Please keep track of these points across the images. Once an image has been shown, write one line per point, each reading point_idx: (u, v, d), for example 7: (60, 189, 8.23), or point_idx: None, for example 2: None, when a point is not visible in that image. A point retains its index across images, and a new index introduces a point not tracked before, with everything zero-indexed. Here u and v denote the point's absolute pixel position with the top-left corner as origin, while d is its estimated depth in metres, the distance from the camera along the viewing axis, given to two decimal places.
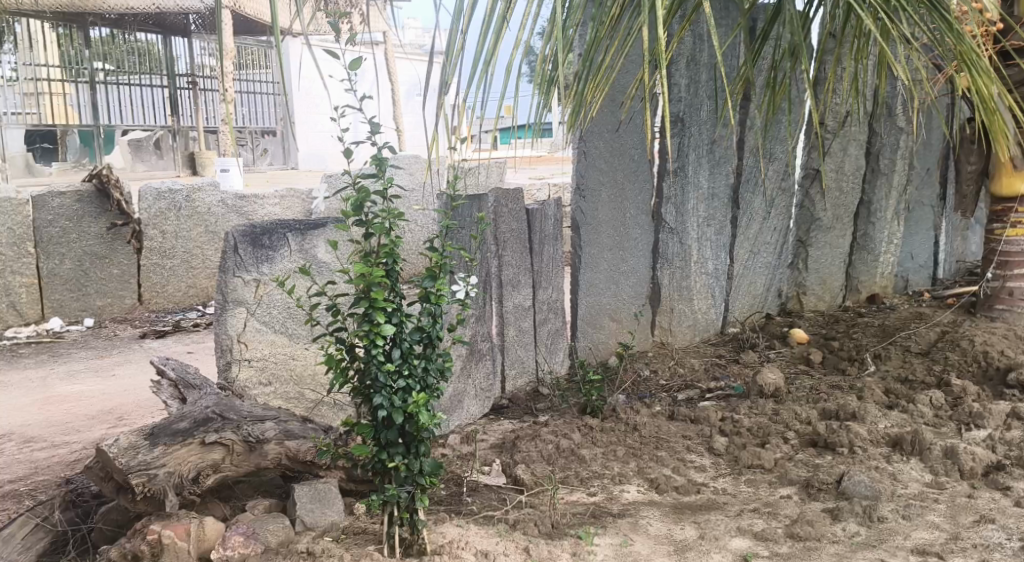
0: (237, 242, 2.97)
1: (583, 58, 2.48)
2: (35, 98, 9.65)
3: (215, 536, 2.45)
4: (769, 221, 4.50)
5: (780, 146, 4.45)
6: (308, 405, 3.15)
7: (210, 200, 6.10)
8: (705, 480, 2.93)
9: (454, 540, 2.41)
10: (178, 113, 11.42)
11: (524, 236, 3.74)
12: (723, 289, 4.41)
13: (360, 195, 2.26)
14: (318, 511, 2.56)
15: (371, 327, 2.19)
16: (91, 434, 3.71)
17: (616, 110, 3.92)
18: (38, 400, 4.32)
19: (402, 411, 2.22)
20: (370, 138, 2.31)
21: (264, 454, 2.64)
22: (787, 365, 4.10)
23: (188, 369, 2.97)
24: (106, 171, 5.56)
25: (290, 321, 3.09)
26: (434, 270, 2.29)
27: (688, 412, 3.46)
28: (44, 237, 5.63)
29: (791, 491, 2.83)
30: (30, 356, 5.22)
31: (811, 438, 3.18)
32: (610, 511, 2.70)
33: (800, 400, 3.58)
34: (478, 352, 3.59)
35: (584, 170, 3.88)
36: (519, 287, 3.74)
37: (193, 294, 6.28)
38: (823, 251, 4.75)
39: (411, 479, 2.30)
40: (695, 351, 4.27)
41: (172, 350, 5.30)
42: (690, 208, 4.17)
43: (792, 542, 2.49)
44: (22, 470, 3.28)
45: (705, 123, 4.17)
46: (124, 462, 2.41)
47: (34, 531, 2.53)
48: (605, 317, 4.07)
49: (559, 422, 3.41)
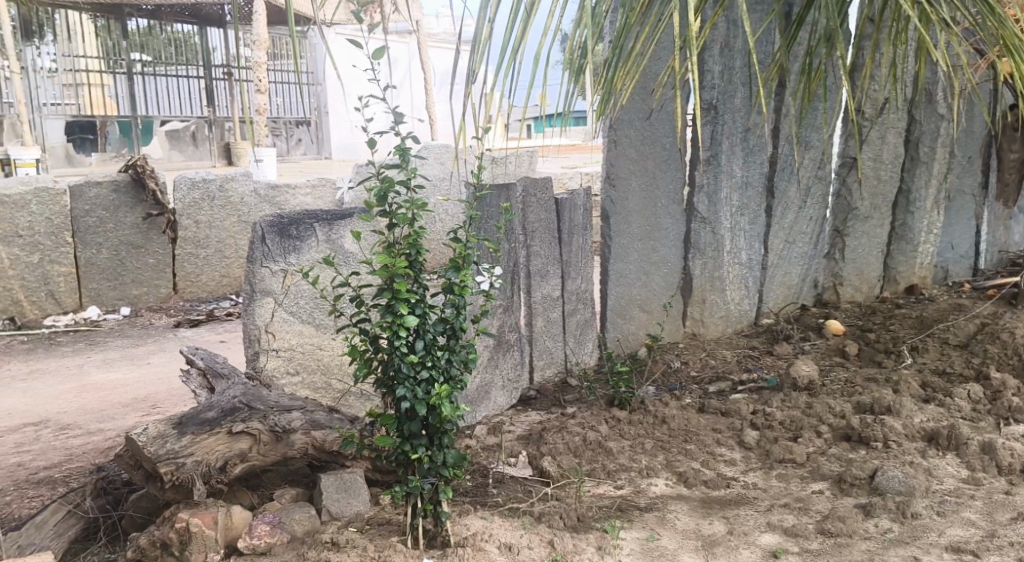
0: (264, 232, 2.97)
1: (612, 44, 2.42)
2: (74, 89, 9.90)
3: (242, 525, 2.47)
4: (805, 210, 4.41)
5: (816, 134, 4.36)
6: (334, 395, 3.18)
7: (243, 190, 6.17)
8: (735, 474, 2.88)
9: (478, 532, 2.40)
10: (216, 105, 11.51)
11: (553, 226, 3.71)
12: (757, 280, 4.34)
13: (384, 185, 2.24)
14: (344, 501, 2.58)
15: (394, 318, 2.18)
16: (125, 422, 3.77)
17: (647, 97, 3.87)
18: (74, 388, 4.40)
19: (425, 402, 2.21)
20: (393, 128, 2.29)
21: (291, 444, 2.65)
22: (821, 357, 4.02)
23: (217, 359, 3.00)
24: (141, 162, 5.63)
25: (317, 311, 3.10)
26: (458, 262, 2.27)
27: (719, 405, 3.41)
28: (81, 227, 5.71)
29: (823, 486, 2.77)
30: (68, 344, 5.32)
31: (844, 432, 3.11)
32: (637, 504, 2.67)
33: (834, 393, 3.51)
34: (505, 343, 3.57)
35: (613, 159, 3.85)
36: (548, 277, 3.70)
37: (227, 283, 6.39)
38: (860, 241, 4.64)
39: (434, 471, 2.29)
40: (727, 342, 4.21)
41: (205, 338, 5.37)
42: (723, 197, 4.09)
43: (823, 538, 2.44)
44: (57, 457, 3.34)
45: (739, 110, 4.09)
46: (152, 451, 2.44)
47: (66, 519, 2.58)
48: (635, 307, 4.04)
49: (587, 414, 3.38)
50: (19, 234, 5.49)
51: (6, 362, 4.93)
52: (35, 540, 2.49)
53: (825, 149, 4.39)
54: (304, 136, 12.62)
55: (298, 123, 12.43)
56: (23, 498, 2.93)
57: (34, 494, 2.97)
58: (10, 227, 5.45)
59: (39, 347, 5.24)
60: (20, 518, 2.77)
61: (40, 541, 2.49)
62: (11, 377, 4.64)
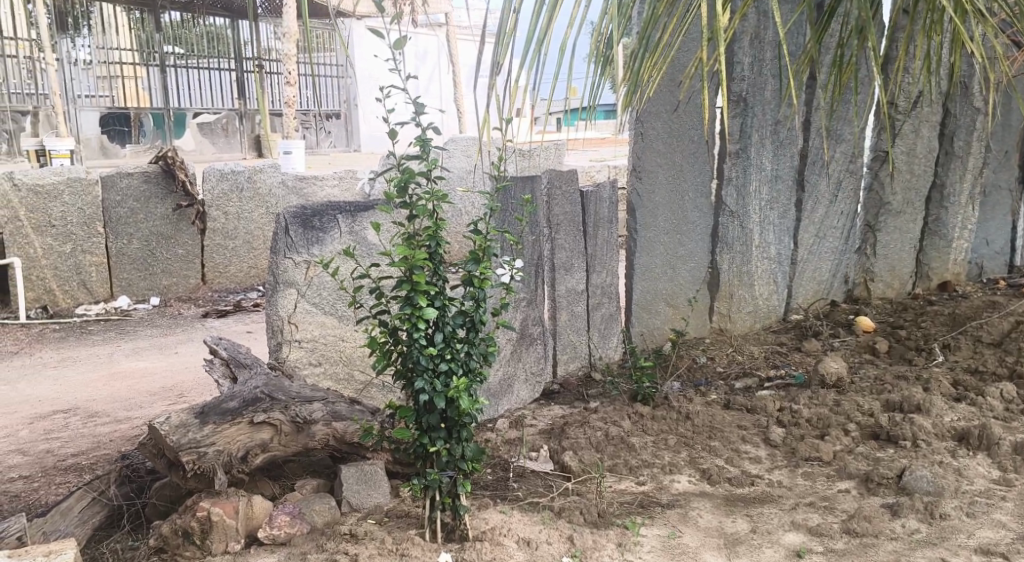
0: (288, 223, 2.98)
1: (639, 35, 2.38)
2: (108, 81, 9.98)
3: (263, 514, 2.49)
4: (835, 205, 4.31)
5: (847, 127, 4.27)
6: (357, 386, 3.17)
7: (271, 182, 6.26)
8: (760, 472, 2.84)
9: (497, 527, 2.38)
10: (246, 97, 11.64)
11: (578, 219, 3.67)
12: (786, 275, 4.26)
13: (405, 176, 2.23)
14: (364, 493, 2.59)
15: (414, 310, 2.16)
16: (152, 411, 3.81)
17: (675, 89, 3.82)
18: (103, 376, 4.46)
19: (443, 395, 2.19)
20: (415, 119, 2.27)
21: (312, 435, 2.67)
22: (851, 354, 3.94)
23: (241, 349, 3.02)
24: (172, 153, 5.70)
25: (339, 303, 3.10)
26: (478, 254, 2.25)
27: (744, 401, 3.36)
28: (113, 217, 5.78)
29: (849, 485, 2.71)
30: (99, 333, 5.39)
31: (872, 431, 3.04)
32: (659, 501, 2.64)
33: (863, 391, 3.44)
34: (528, 337, 3.55)
35: (640, 152, 3.84)
36: (572, 270, 3.67)
37: (255, 274, 6.45)
38: (892, 236, 4.55)
39: (452, 464, 2.27)
40: (755, 338, 4.15)
41: (232, 329, 5.42)
42: (751, 190, 4.03)
43: (848, 538, 2.39)
44: (85, 444, 3.39)
45: (769, 103, 4.02)
46: (174, 439, 2.45)
47: (91, 505, 2.61)
48: (661, 302, 4.00)
49: (610, 409, 3.35)
50: (52, 224, 5.57)
51: (38, 350, 5.00)
52: (60, 526, 2.52)
53: (856, 143, 4.30)
54: (334, 128, 12.72)
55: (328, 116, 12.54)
56: (51, 485, 2.98)
57: (61, 481, 3.01)
58: (44, 217, 5.54)
59: (71, 335, 5.32)
60: (47, 504, 2.81)
61: (66, 528, 2.52)
62: (42, 364, 4.71)
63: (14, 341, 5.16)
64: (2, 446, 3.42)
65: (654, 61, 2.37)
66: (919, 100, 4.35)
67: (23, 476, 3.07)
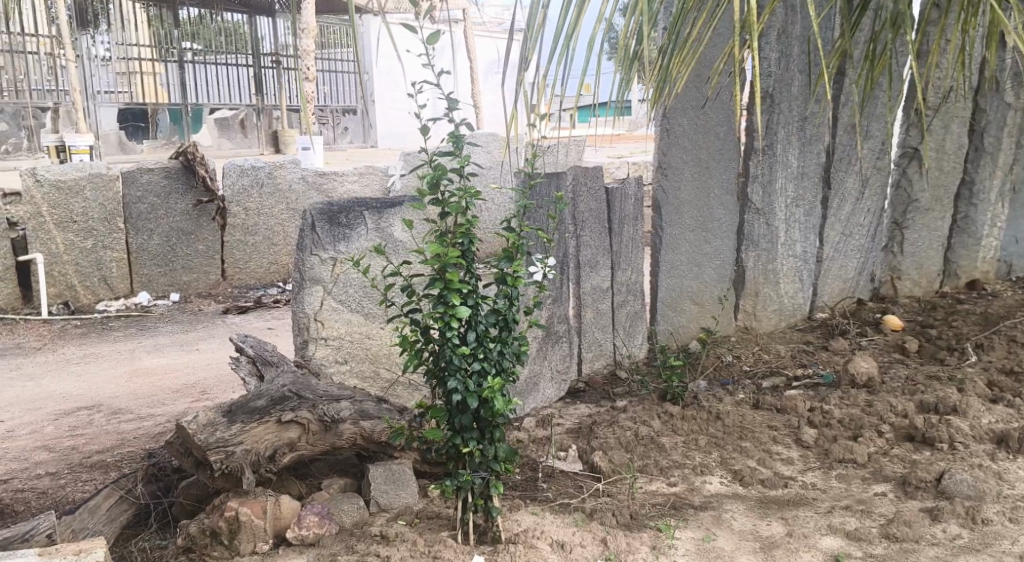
0: (314, 220, 2.97)
1: (668, 31, 2.34)
2: (127, 77, 10.01)
3: (291, 514, 2.46)
4: (862, 202, 4.24)
5: (880, 119, 4.22)
6: (383, 384, 3.14)
7: (292, 177, 6.25)
8: (793, 473, 2.79)
9: (529, 529, 2.34)
10: (264, 93, 11.68)
11: (603, 216, 3.63)
12: (812, 273, 4.20)
13: (436, 173, 2.19)
14: (392, 492, 2.56)
15: (447, 309, 2.13)
16: (176, 407, 3.81)
17: (702, 85, 3.76)
18: (126, 372, 4.46)
19: (477, 395, 2.15)
20: (447, 114, 2.23)
21: (340, 434, 2.64)
22: (880, 353, 3.89)
23: (267, 347, 2.99)
24: (192, 149, 5.69)
25: (366, 301, 3.07)
26: (511, 252, 2.21)
27: (774, 401, 3.30)
28: (134, 213, 5.78)
29: (886, 488, 2.66)
30: (120, 329, 5.39)
31: (907, 433, 2.99)
32: (692, 503, 2.60)
33: (895, 392, 3.37)
34: (554, 335, 3.52)
35: (666, 147, 3.79)
36: (597, 268, 3.63)
37: (275, 270, 6.45)
38: (920, 234, 4.47)
39: (485, 465, 2.24)
40: (782, 336, 4.09)
41: (253, 325, 5.40)
42: (778, 187, 3.97)
43: (887, 543, 2.34)
44: (110, 441, 3.38)
45: (796, 99, 3.96)
46: (202, 439, 2.41)
47: (118, 503, 2.58)
48: (686, 300, 3.95)
49: (638, 408, 3.30)
50: (74, 220, 5.58)
51: (61, 346, 5.01)
52: (88, 524, 2.50)
53: (886, 139, 4.22)
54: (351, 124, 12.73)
55: (345, 111, 12.50)
56: (77, 482, 2.97)
57: (88, 478, 3.00)
58: (66, 213, 5.55)
59: (93, 332, 5.33)
60: (74, 501, 2.80)
61: (95, 526, 2.50)
62: (65, 360, 4.72)
63: (38, 337, 5.18)
64: (28, 442, 3.42)
65: (683, 56, 2.31)
66: (949, 95, 4.28)
67: (50, 473, 3.06)
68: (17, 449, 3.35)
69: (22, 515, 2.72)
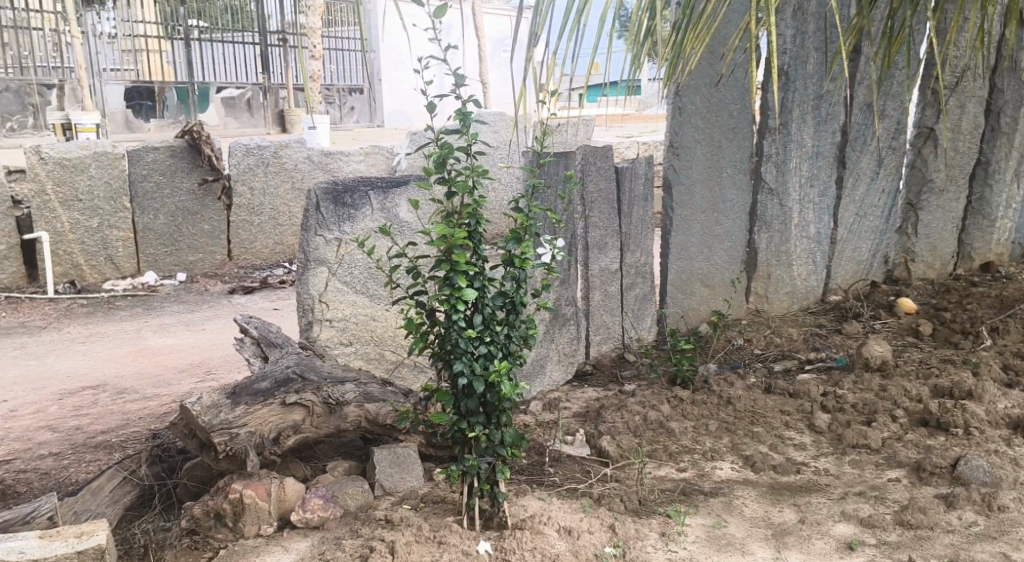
0: (319, 200, 2.92)
1: (682, 4, 2.24)
2: (132, 55, 9.97)
3: (295, 497, 2.44)
4: (876, 182, 4.17)
5: (902, 96, 4.13)
6: (387, 366, 3.11)
7: (298, 157, 6.21)
8: (805, 459, 2.74)
9: (537, 514, 2.29)
10: (270, 72, 11.42)
11: (614, 196, 3.57)
12: (824, 255, 4.13)
13: (443, 151, 2.12)
14: (398, 476, 2.53)
15: (453, 292, 2.07)
16: (181, 388, 3.78)
17: (716, 62, 3.68)
18: (131, 352, 4.43)
19: (483, 379, 2.11)
20: (454, 91, 2.17)
21: (344, 416, 2.61)
22: (893, 336, 3.83)
23: (271, 328, 2.95)
24: (198, 128, 5.65)
25: (371, 282, 3.03)
26: (519, 232, 2.16)
27: (786, 385, 3.25)
28: (139, 192, 5.74)
29: (900, 474, 2.61)
30: (126, 308, 5.37)
31: (921, 417, 2.94)
32: (702, 488, 2.56)
33: (908, 376, 3.31)
34: (562, 318, 3.45)
35: (678, 127, 3.70)
36: (606, 250, 3.57)
37: (281, 250, 6.41)
38: (934, 215, 4.39)
39: (491, 450, 2.19)
40: (792, 319, 4.03)
41: (258, 306, 5.37)
42: (791, 167, 3.90)
43: (902, 530, 2.29)
44: (114, 422, 3.35)
45: (811, 76, 3.89)
46: (207, 421, 2.37)
47: (121, 485, 2.56)
48: (696, 283, 3.88)
49: (647, 392, 3.25)
50: (79, 199, 5.54)
51: (66, 326, 4.99)
52: (90, 506, 2.47)
53: (902, 118, 4.15)
54: (357, 103, 12.62)
55: (351, 90, 12.39)
56: (80, 463, 2.94)
57: (91, 459, 2.98)
58: (70, 191, 5.51)
59: (98, 311, 5.31)
60: (77, 483, 2.78)
61: (97, 508, 2.47)
62: (70, 339, 4.70)
63: (43, 316, 5.16)
64: (32, 422, 3.41)
65: (697, 30, 2.23)
66: (966, 74, 4.19)
67: (53, 453, 3.04)
68: (20, 429, 3.33)
69: (24, 496, 2.70)
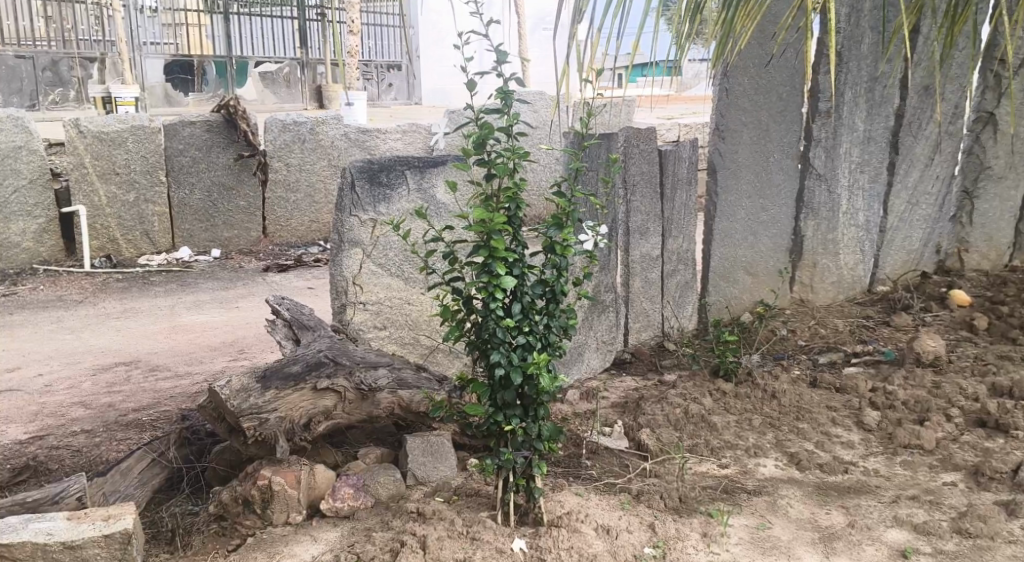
0: (354, 179, 2.84)
1: None
2: (174, 29, 10.07)
3: (325, 485, 2.39)
4: (931, 168, 3.98)
5: (964, 78, 3.95)
6: (422, 351, 3.03)
7: (334, 134, 6.16)
8: (854, 458, 2.62)
9: (573, 511, 2.20)
10: (308, 46, 11.13)
11: (656, 179, 3.44)
12: (874, 244, 3.97)
13: (483, 131, 2.02)
14: (430, 465, 2.47)
15: (491, 279, 1.98)
16: (213, 366, 3.76)
17: (767, 41, 3.53)
18: (165, 328, 4.43)
19: (521, 370, 2.01)
20: (495, 69, 2.06)
21: (377, 403, 2.55)
22: (946, 330, 3.67)
23: (304, 310, 2.90)
24: (234, 103, 5.61)
25: (407, 265, 2.96)
26: (561, 218, 2.06)
27: (833, 380, 3.13)
28: (176, 166, 5.73)
29: (956, 477, 2.49)
30: (161, 284, 5.37)
31: (978, 418, 2.80)
32: (745, 487, 2.46)
33: (964, 373, 3.16)
34: (601, 305, 3.35)
35: (724, 108, 3.56)
36: (648, 235, 3.46)
37: (316, 228, 6.37)
38: (992, 204, 4.17)
39: (527, 444, 2.10)
40: (839, 310, 3.88)
41: (293, 285, 5.33)
42: (842, 152, 3.74)
43: (959, 538, 2.16)
44: (146, 399, 3.34)
45: (865, 58, 3.71)
46: (236, 405, 2.32)
47: (150, 467, 2.52)
48: (740, 270, 3.75)
49: (688, 384, 3.15)
50: (117, 172, 5.55)
51: (102, 300, 5.00)
52: (120, 487, 2.43)
53: (961, 102, 3.95)
54: (395, 81, 12.50)
55: (389, 67, 12.34)
56: (112, 441, 2.93)
57: (122, 437, 2.96)
58: (108, 165, 5.52)
59: (134, 286, 5.31)
60: (107, 461, 2.76)
61: (126, 490, 2.43)
62: (106, 314, 4.72)
63: (80, 289, 5.18)
64: (65, 398, 3.40)
65: (750, 8, 2.08)
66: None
67: (85, 430, 3.03)
68: (54, 404, 3.33)
69: (55, 474, 2.68)
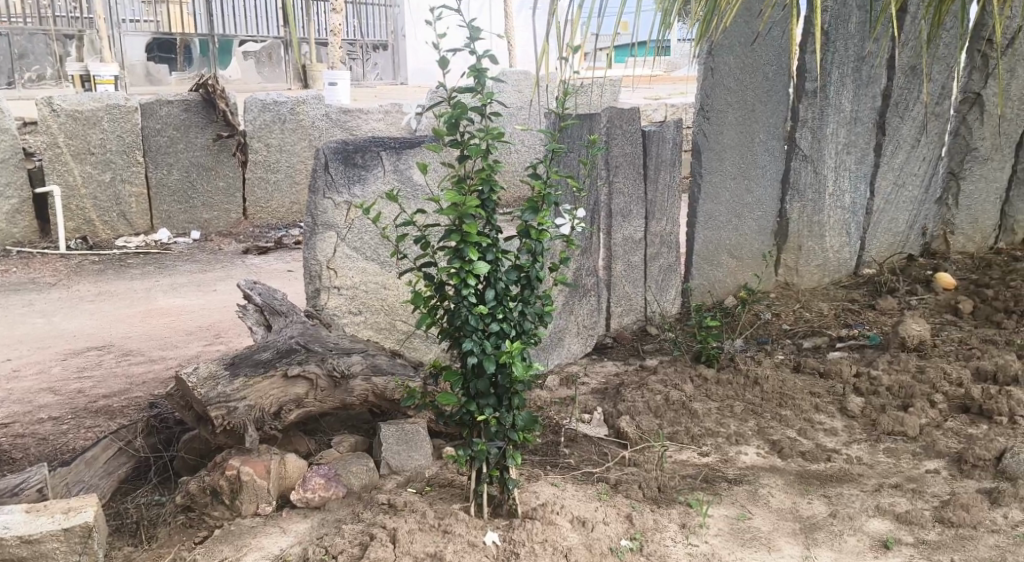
0: (328, 160, 2.76)
1: None
2: (154, 6, 9.88)
3: (297, 475, 2.33)
4: (918, 149, 3.92)
5: (952, 58, 3.87)
6: (399, 336, 2.97)
7: (315, 114, 6.06)
8: (837, 446, 2.58)
9: (548, 503, 2.14)
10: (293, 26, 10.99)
11: (639, 160, 3.37)
12: (859, 226, 3.92)
13: (456, 111, 1.93)
14: (405, 454, 2.42)
15: (463, 265, 1.91)
16: (188, 351, 3.68)
17: (753, 20, 3.44)
18: (141, 312, 4.34)
19: (495, 359, 1.95)
20: (468, 45, 1.96)
21: (350, 390, 2.49)
22: (930, 314, 3.63)
23: (277, 295, 2.83)
24: (212, 82, 5.48)
25: (382, 248, 2.88)
26: (537, 202, 1.98)
27: (817, 365, 3.09)
28: (152, 146, 5.61)
29: (939, 465, 2.45)
30: (138, 266, 5.26)
31: (961, 404, 2.76)
32: (725, 476, 2.41)
33: (948, 358, 3.12)
34: (582, 289, 3.29)
35: (709, 88, 3.43)
36: (630, 218, 3.39)
37: (297, 210, 6.26)
38: (977, 185, 4.13)
39: (501, 434, 2.04)
40: (824, 294, 3.85)
41: (271, 267, 5.25)
42: (829, 133, 3.68)
43: (942, 528, 2.12)
44: (117, 385, 3.26)
45: (853, 37, 3.64)
46: (203, 393, 2.26)
47: (116, 456, 2.47)
48: (724, 253, 3.68)
49: (670, 369, 3.11)
50: (92, 152, 5.44)
51: (76, 283, 4.90)
52: (84, 477, 2.38)
53: (948, 82, 3.89)
54: (380, 60, 12.29)
55: (375, 47, 12.14)
56: (80, 428, 2.85)
57: (91, 424, 2.88)
58: (83, 144, 5.41)
59: (110, 268, 5.20)
60: (73, 450, 2.68)
61: (90, 480, 2.38)
62: (80, 297, 4.62)
63: (53, 272, 5.07)
64: (33, 384, 3.32)
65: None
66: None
67: (53, 417, 2.95)
68: (22, 390, 3.25)
69: (19, 463, 2.61)
